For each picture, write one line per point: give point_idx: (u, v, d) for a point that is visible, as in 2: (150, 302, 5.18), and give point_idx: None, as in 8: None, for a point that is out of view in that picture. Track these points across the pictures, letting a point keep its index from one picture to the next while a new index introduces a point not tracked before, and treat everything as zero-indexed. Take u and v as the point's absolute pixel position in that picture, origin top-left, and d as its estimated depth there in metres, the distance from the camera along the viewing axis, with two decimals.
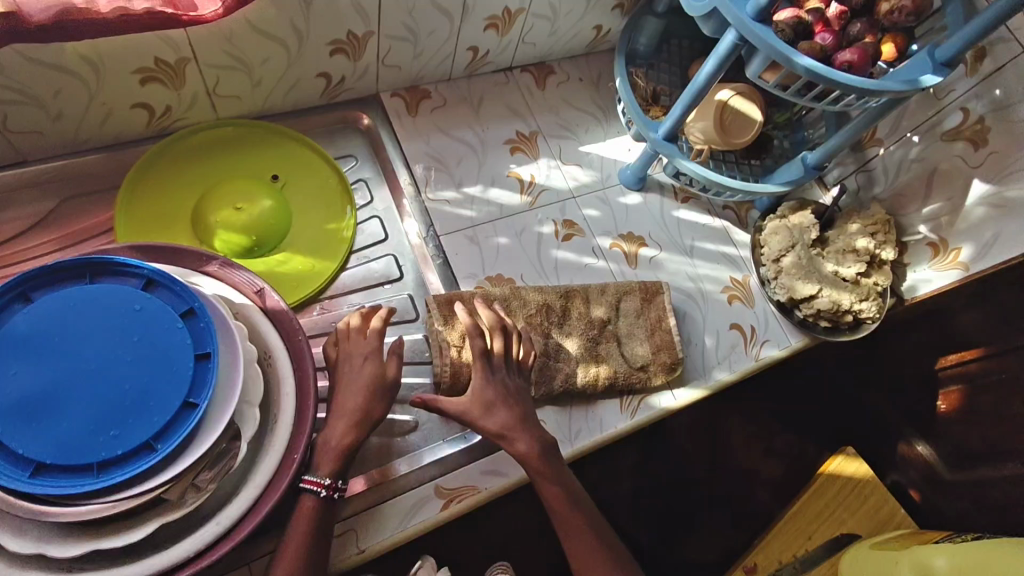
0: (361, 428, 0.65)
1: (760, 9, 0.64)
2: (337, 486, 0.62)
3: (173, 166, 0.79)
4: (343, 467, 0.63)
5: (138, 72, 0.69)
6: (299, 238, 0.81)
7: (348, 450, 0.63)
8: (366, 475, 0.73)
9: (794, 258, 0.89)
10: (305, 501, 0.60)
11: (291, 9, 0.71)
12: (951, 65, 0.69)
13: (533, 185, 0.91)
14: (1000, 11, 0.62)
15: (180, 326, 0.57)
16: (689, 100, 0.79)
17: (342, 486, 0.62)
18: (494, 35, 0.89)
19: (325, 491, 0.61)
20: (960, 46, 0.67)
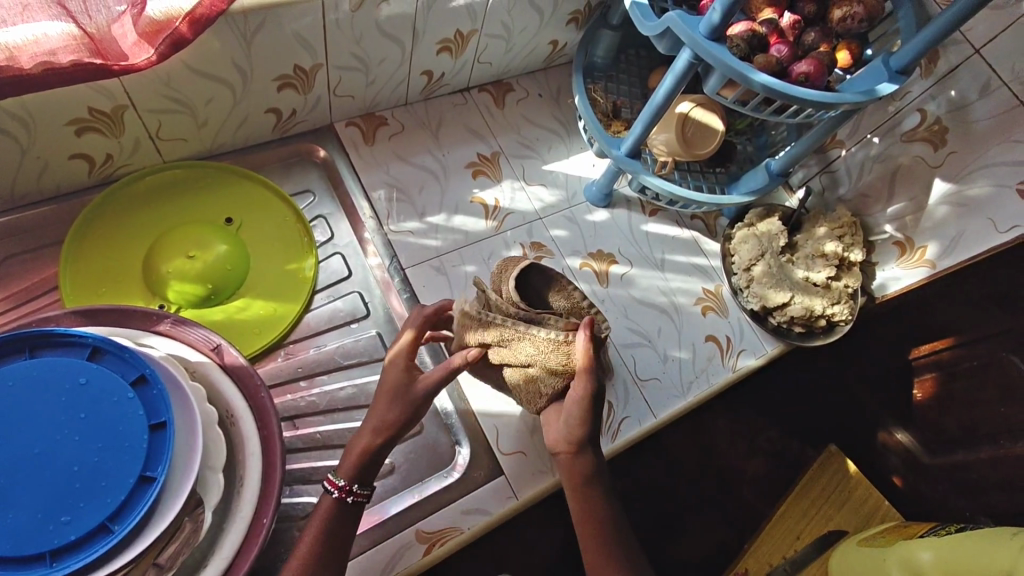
0: (380, 433, 0.62)
1: (713, 29, 0.63)
2: (351, 490, 0.60)
3: (119, 216, 0.76)
4: (365, 472, 0.62)
5: (72, 123, 0.66)
6: (259, 283, 0.78)
7: (371, 454, 0.62)
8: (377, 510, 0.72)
9: (764, 267, 0.89)
10: (323, 500, 0.61)
11: (232, 47, 0.68)
12: (906, 73, 0.69)
13: (498, 210, 0.89)
14: (951, 19, 0.62)
15: (132, 397, 0.54)
16: (649, 117, 0.78)
17: (359, 490, 0.61)
18: (447, 57, 0.87)
19: (337, 492, 0.60)
20: (914, 53, 0.67)
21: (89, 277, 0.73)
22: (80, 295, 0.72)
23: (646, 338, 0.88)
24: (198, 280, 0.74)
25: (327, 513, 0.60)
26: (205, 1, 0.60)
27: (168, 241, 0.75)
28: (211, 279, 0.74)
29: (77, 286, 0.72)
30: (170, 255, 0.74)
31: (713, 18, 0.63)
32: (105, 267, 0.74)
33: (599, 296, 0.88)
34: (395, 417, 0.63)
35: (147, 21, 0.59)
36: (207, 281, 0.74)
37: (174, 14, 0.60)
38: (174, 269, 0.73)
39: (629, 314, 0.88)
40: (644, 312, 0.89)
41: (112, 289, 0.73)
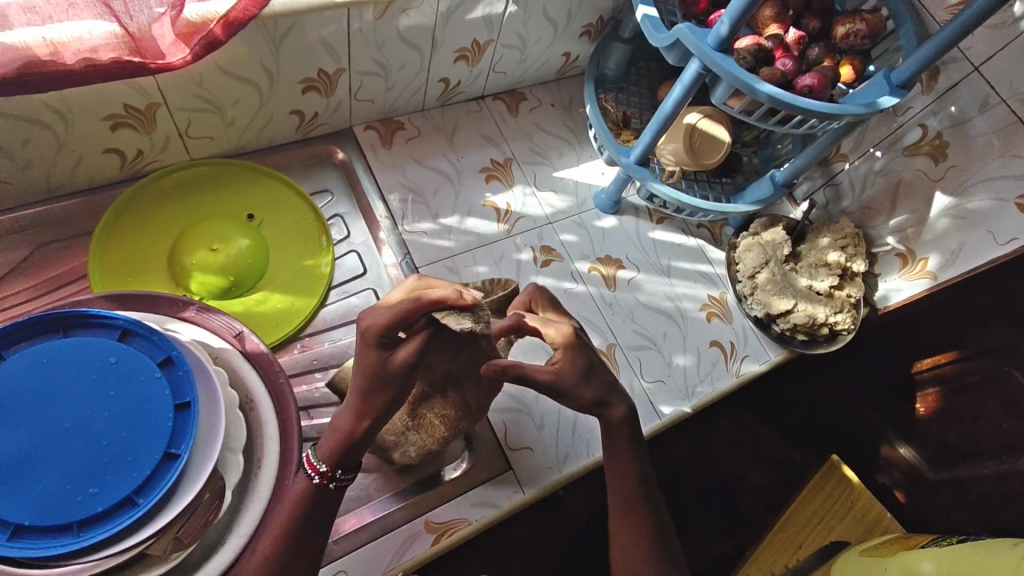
0: (365, 417, 0.56)
1: (721, 40, 0.66)
2: (333, 476, 0.57)
3: (146, 209, 0.79)
4: (347, 456, 0.57)
5: (108, 119, 0.69)
6: (278, 277, 0.81)
7: (356, 440, 0.56)
8: (354, 514, 0.72)
9: (768, 274, 0.91)
10: (300, 481, 0.57)
11: (261, 50, 0.71)
12: (908, 86, 0.72)
13: (509, 214, 0.92)
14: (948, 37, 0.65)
15: (158, 376, 0.57)
16: (658, 126, 0.80)
17: (339, 476, 0.57)
18: (465, 65, 0.90)
19: (318, 478, 0.56)
20: (915, 68, 0.70)
21: (116, 266, 0.76)
22: (106, 282, 0.74)
23: (652, 341, 0.90)
24: (219, 271, 0.76)
25: (301, 493, 0.57)
26: (239, 6, 0.63)
27: (193, 234, 0.77)
28: (233, 271, 0.77)
29: (105, 274, 0.75)
30: (195, 247, 0.76)
31: (722, 31, 0.65)
32: (131, 257, 0.77)
33: (607, 299, 0.90)
34: (378, 405, 0.56)
35: (185, 23, 0.63)
36: (229, 272, 0.76)
37: (209, 17, 0.63)
38: (198, 260, 0.76)
39: (635, 317, 0.90)
40: (650, 315, 0.91)
41: (137, 278, 0.76)
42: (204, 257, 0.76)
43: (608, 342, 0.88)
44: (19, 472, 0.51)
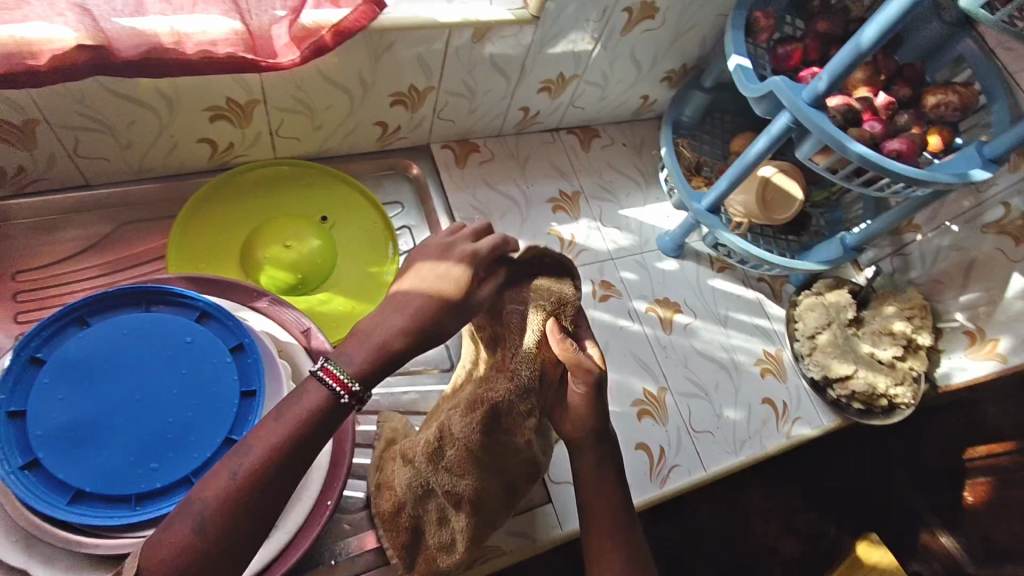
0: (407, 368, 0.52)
1: (816, 96, 0.66)
2: (357, 398, 0.48)
3: (228, 200, 0.81)
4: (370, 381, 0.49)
5: (210, 110, 0.72)
6: (343, 280, 0.82)
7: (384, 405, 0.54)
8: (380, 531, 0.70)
9: (830, 336, 0.89)
10: (309, 395, 0.47)
11: (362, 62, 0.74)
12: (999, 163, 0.71)
13: (573, 245, 0.92)
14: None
15: (230, 361, 0.57)
16: (736, 174, 0.80)
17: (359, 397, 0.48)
18: (546, 97, 0.92)
19: (342, 393, 0.47)
20: (1009, 145, 0.69)
21: (193, 249, 0.78)
22: (182, 264, 0.76)
23: (703, 391, 0.88)
24: (288, 268, 0.78)
25: (317, 408, 0.47)
26: (351, 17, 0.66)
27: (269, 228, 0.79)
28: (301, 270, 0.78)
29: (181, 256, 0.77)
30: (270, 241, 0.78)
31: (818, 86, 0.65)
32: (207, 242, 0.79)
33: (662, 341, 0.89)
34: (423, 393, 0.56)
35: (299, 28, 0.66)
36: (297, 271, 0.78)
37: (322, 24, 0.66)
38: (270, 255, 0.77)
39: (689, 364, 0.89)
40: (704, 364, 0.89)
41: (210, 264, 0.78)
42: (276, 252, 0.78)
43: (659, 385, 0.86)
44: (87, 438, 0.52)
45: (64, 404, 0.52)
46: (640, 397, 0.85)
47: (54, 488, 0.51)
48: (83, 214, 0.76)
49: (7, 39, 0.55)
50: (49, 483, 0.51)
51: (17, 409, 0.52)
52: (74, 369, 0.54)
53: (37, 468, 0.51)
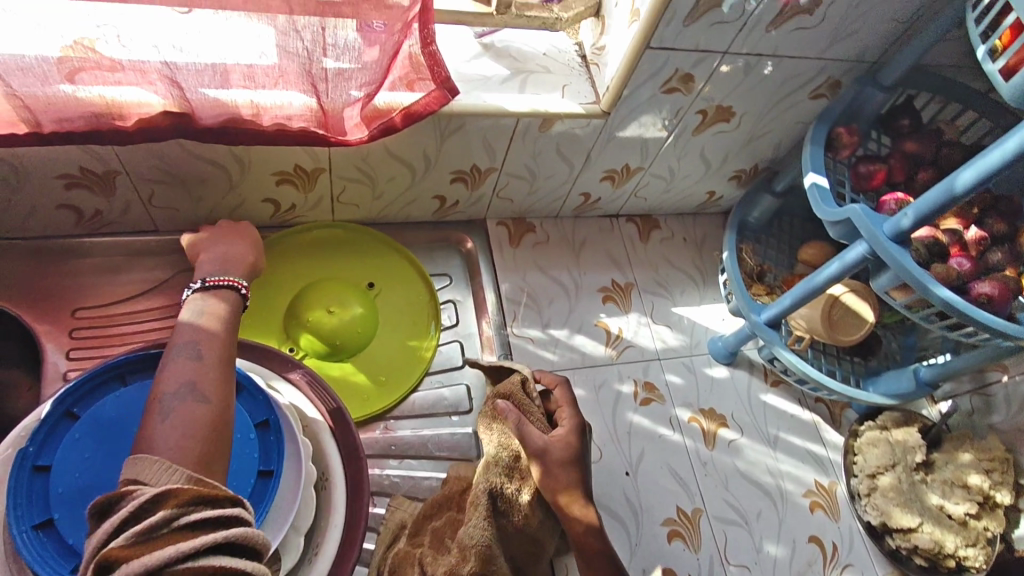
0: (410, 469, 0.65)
1: (899, 232, 0.61)
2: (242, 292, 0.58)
3: (280, 257, 0.83)
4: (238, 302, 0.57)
5: (277, 174, 0.74)
6: (379, 350, 0.81)
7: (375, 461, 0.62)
8: None
9: (893, 479, 0.81)
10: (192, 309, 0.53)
11: (427, 142, 0.74)
12: None
13: (619, 339, 0.89)
14: None
15: (253, 438, 0.56)
16: (801, 294, 0.75)
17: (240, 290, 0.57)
18: (609, 185, 0.91)
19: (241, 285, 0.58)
20: None
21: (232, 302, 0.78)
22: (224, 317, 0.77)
23: (743, 519, 0.80)
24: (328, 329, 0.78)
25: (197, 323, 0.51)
26: (422, 101, 0.67)
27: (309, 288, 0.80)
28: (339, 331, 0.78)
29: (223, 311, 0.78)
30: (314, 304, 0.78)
31: (902, 222, 0.61)
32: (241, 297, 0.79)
33: (703, 457, 0.83)
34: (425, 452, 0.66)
35: (371, 108, 0.67)
36: (333, 334, 0.78)
37: (393, 106, 0.67)
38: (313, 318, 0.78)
39: (730, 487, 0.82)
40: (747, 488, 0.83)
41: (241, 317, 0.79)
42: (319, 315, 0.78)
43: (695, 505, 0.80)
44: None
45: (87, 465, 0.52)
46: (673, 515, 0.79)
47: (59, 554, 0.49)
48: (147, 258, 0.79)
49: (99, 101, 0.58)
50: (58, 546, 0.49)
51: (44, 462, 0.52)
52: (104, 429, 0.53)
53: (49, 529, 0.50)
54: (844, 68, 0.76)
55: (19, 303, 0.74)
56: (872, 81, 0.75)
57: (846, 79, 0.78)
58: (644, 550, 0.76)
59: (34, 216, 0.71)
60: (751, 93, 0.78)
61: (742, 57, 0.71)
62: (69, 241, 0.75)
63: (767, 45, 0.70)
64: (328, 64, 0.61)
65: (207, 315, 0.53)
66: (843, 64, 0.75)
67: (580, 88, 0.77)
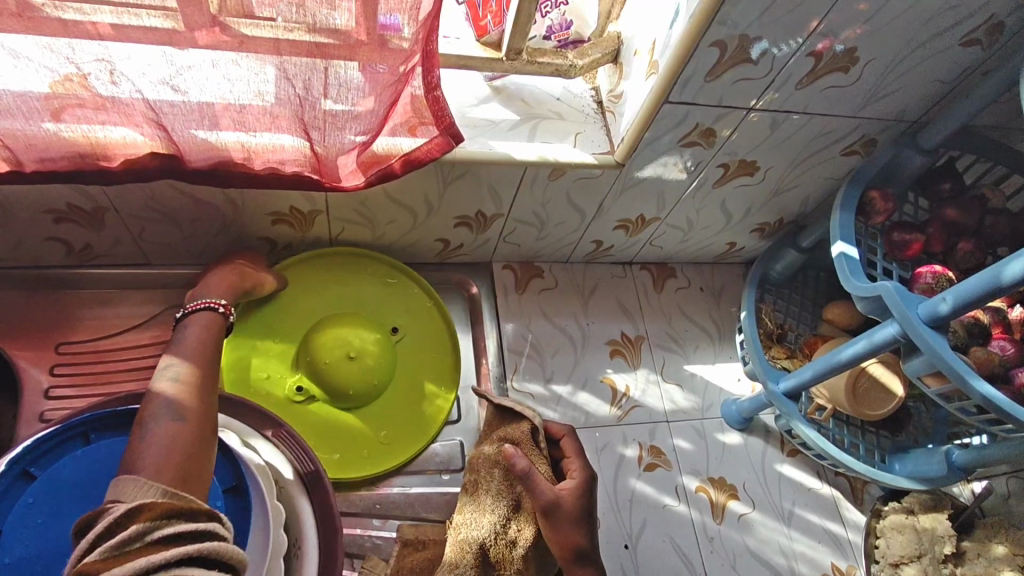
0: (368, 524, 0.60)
1: (935, 317, 0.55)
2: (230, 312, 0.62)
3: (301, 288, 0.77)
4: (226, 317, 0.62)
5: (272, 215, 0.71)
6: (393, 403, 0.77)
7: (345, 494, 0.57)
8: None
9: (919, 571, 0.74)
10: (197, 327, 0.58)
11: (430, 187, 0.71)
12: None
13: (626, 398, 0.83)
14: None
15: (219, 507, 0.53)
16: (823, 368, 0.69)
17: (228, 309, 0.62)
18: (623, 234, 0.86)
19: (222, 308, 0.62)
20: None
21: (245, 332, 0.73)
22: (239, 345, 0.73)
23: None
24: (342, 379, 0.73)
25: (206, 323, 0.59)
26: (424, 148, 0.63)
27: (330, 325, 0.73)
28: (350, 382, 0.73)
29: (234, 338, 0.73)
30: (330, 350, 0.73)
31: (939, 307, 0.55)
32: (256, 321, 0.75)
33: (710, 532, 0.77)
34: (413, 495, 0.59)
35: (369, 154, 0.64)
36: (342, 384, 0.73)
37: (393, 152, 0.64)
38: (324, 362, 0.73)
39: (737, 566, 0.76)
40: (756, 569, 0.77)
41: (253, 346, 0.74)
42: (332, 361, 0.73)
43: None
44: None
45: (38, 532, 0.49)
46: None
47: None
48: (137, 291, 0.77)
49: (82, 140, 0.56)
50: None
51: None
52: (60, 493, 0.50)
53: None
54: (880, 127, 0.71)
55: (2, 335, 0.71)
56: (911, 143, 0.70)
57: (882, 138, 0.72)
58: None
59: (22, 247, 0.69)
60: (778, 148, 0.72)
61: (769, 112, 0.66)
62: (58, 273, 0.73)
63: (797, 102, 0.65)
64: (327, 106, 0.57)
65: (187, 342, 0.56)
66: (879, 122, 0.70)
67: (593, 137, 0.72)
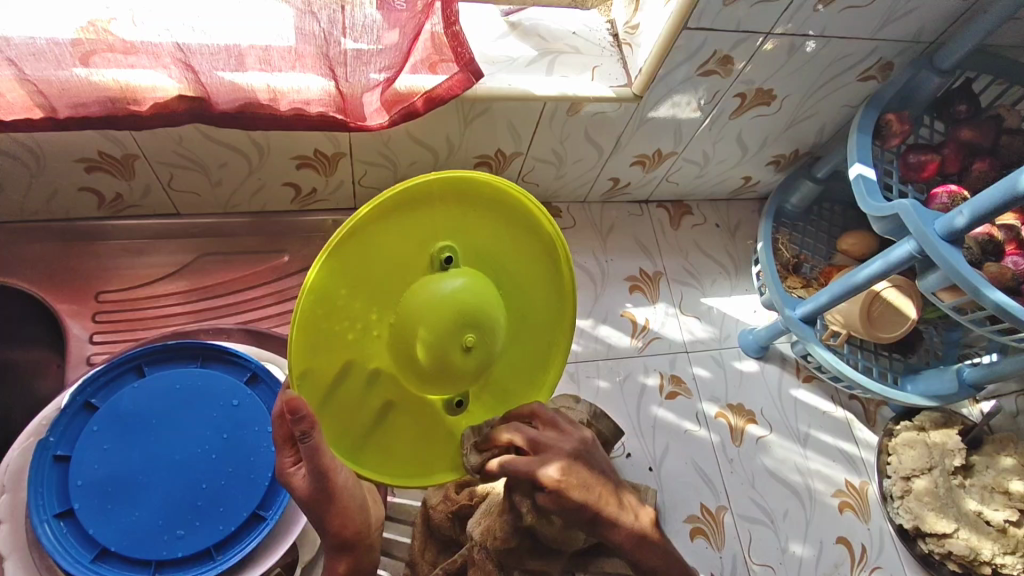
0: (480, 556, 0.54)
1: (952, 231, 0.57)
2: None
3: (435, 223, 0.47)
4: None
5: (297, 159, 0.72)
6: (419, 241, 0.47)
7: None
8: None
9: (929, 483, 0.78)
10: None
11: (450, 125, 0.71)
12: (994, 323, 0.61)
13: (646, 331, 0.86)
14: (974, 288, 0.56)
15: (270, 431, 0.57)
16: (842, 291, 0.72)
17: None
18: (639, 170, 0.87)
19: None
20: (990, 307, 0.56)
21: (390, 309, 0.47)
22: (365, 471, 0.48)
23: (768, 517, 0.78)
24: (409, 260, 0.46)
25: None
26: (445, 84, 0.64)
27: None
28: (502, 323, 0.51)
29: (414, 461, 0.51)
30: (417, 239, 0.47)
31: (955, 221, 0.57)
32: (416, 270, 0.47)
33: (729, 454, 0.81)
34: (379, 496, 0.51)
35: (392, 92, 0.65)
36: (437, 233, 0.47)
37: (415, 90, 0.65)
38: (450, 224, 0.48)
39: (756, 485, 0.80)
40: (774, 486, 0.80)
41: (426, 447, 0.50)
42: (444, 350, 0.46)
43: (719, 502, 0.78)
44: (121, 495, 0.53)
45: (107, 456, 0.54)
46: (696, 513, 0.76)
47: (82, 544, 0.51)
48: (169, 241, 0.78)
49: (113, 84, 0.56)
50: (78, 535, 0.52)
51: (64, 453, 0.54)
52: (121, 421, 0.55)
53: (70, 518, 0.52)
54: (897, 49, 0.71)
55: (43, 286, 0.73)
56: (929, 64, 0.70)
57: (899, 61, 0.73)
58: (667, 547, 0.74)
59: (57, 198, 0.70)
60: (796, 75, 0.73)
61: (787, 37, 0.67)
62: (88, 224, 0.75)
63: (815, 25, 0.65)
64: (348, 46, 0.59)
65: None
66: (896, 44, 0.70)
67: (611, 70, 0.74)
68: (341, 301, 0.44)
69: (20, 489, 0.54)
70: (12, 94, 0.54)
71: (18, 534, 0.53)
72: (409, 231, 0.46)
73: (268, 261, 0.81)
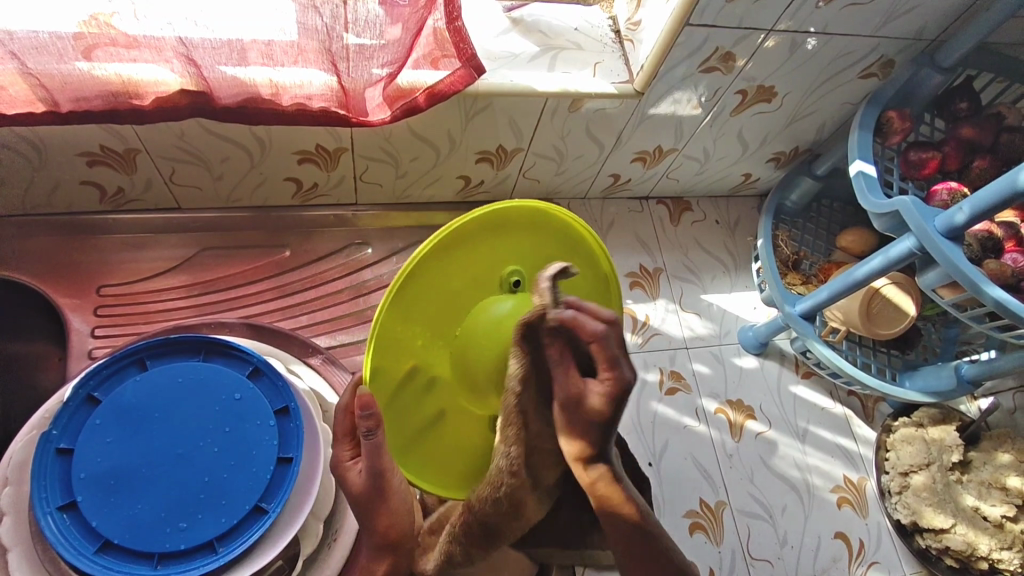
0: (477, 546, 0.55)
1: (951, 228, 0.58)
2: None
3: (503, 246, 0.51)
4: None
5: (298, 153, 0.72)
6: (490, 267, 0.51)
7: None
8: None
9: (927, 479, 0.78)
10: None
11: (451, 121, 0.71)
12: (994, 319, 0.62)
13: (646, 326, 0.86)
14: (974, 284, 0.56)
15: (272, 425, 0.57)
16: (841, 287, 0.72)
17: None
18: (640, 166, 0.87)
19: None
20: (988, 303, 0.56)
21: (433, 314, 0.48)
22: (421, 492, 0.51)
23: (767, 512, 0.78)
24: (475, 282, 0.50)
25: None
26: (447, 80, 0.64)
27: None
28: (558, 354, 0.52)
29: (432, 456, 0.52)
30: (488, 265, 0.51)
31: (955, 217, 0.57)
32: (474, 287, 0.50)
33: (728, 449, 0.81)
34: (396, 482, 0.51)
35: (394, 88, 0.65)
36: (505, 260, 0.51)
37: (417, 86, 0.65)
38: (518, 253, 0.52)
39: (755, 480, 0.80)
40: (773, 482, 0.80)
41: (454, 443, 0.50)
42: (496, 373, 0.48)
43: (718, 497, 0.78)
44: (124, 488, 0.53)
45: (109, 449, 0.54)
46: (695, 508, 0.77)
47: (85, 537, 0.51)
48: (170, 236, 0.78)
49: (115, 78, 0.56)
50: (81, 528, 0.52)
51: (66, 446, 0.54)
52: (124, 414, 0.56)
53: (73, 511, 0.52)
54: (898, 47, 0.71)
55: (45, 279, 0.74)
56: (930, 62, 0.71)
57: (900, 58, 0.73)
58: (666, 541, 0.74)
59: (58, 192, 0.70)
60: (797, 72, 0.73)
61: (788, 34, 0.67)
62: (89, 218, 0.75)
63: (817, 22, 0.65)
64: (349, 41, 0.59)
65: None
66: (897, 42, 0.70)
67: (612, 66, 0.74)
68: (410, 322, 0.48)
69: (23, 481, 0.54)
70: (14, 87, 0.54)
71: (22, 526, 0.53)
72: (467, 258, 0.50)
73: (269, 256, 0.81)
